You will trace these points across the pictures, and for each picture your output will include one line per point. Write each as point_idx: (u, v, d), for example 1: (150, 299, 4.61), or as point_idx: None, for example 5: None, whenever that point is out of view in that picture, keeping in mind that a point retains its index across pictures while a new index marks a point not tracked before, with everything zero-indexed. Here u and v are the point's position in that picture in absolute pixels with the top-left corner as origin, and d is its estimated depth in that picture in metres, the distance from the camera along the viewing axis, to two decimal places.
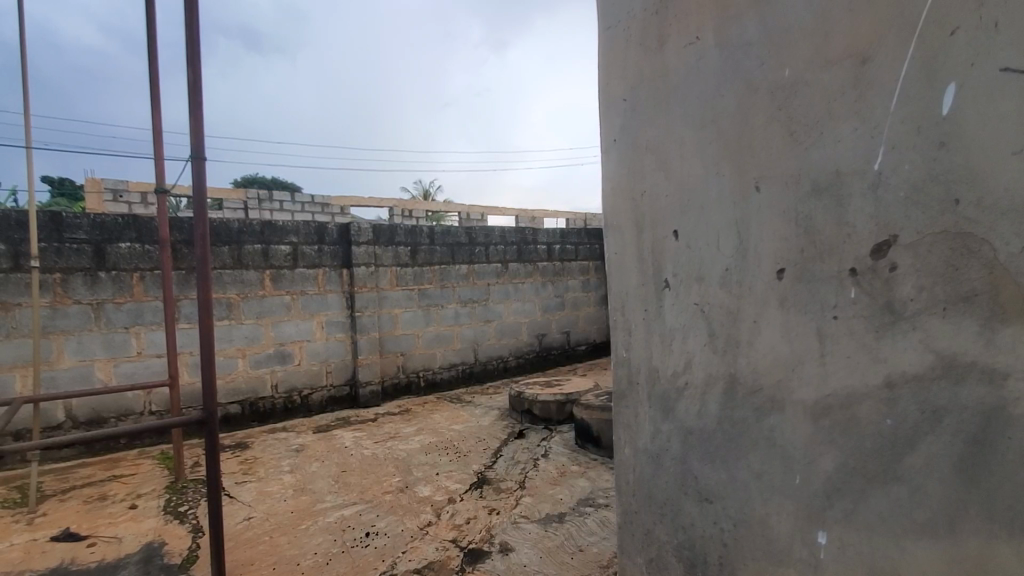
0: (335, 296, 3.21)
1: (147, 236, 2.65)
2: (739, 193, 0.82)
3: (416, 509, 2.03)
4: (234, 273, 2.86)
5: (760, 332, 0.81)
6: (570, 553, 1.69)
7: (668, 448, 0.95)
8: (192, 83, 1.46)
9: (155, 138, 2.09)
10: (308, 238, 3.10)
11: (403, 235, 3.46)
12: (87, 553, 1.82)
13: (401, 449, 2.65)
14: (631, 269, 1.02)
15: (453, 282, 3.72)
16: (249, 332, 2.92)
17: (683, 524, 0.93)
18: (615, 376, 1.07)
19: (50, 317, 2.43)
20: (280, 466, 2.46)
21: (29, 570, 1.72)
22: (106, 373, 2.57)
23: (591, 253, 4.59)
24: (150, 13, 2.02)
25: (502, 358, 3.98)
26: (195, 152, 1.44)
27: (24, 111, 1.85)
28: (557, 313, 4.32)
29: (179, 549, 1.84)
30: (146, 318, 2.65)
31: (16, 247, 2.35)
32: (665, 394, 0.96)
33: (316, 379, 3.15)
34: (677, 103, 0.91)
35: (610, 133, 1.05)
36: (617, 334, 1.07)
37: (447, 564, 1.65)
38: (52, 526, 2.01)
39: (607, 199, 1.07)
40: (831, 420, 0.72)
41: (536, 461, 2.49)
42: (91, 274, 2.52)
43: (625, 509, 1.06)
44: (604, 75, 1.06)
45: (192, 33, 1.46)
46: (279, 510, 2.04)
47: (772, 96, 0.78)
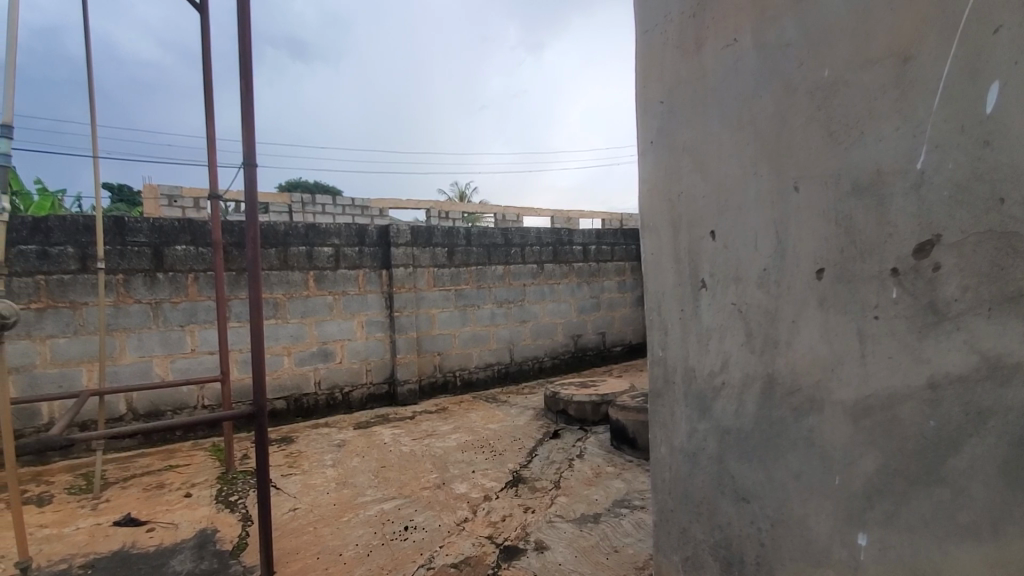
0: (375, 296, 3.31)
1: (201, 239, 2.80)
2: (777, 192, 0.82)
3: (453, 505, 2.08)
4: (280, 274, 2.99)
5: (799, 332, 0.80)
6: (605, 553, 1.69)
7: (704, 448, 0.96)
8: (244, 94, 1.54)
9: (209, 146, 2.22)
10: (349, 240, 3.20)
11: (440, 236, 3.53)
12: (146, 538, 1.95)
13: (438, 447, 2.71)
14: (667, 268, 1.02)
15: (489, 283, 3.77)
16: (294, 330, 3.04)
17: (720, 523, 0.93)
18: (651, 375, 1.08)
19: (114, 315, 2.60)
20: (323, 460, 2.55)
21: (95, 551, 1.85)
22: (163, 369, 2.73)
23: (627, 253, 4.56)
24: (204, 29, 2.14)
25: (537, 359, 4.00)
26: (247, 159, 1.52)
27: (93, 123, 1.99)
28: (592, 313, 4.31)
29: (230, 536, 1.94)
30: (199, 316, 2.80)
31: (83, 250, 2.53)
32: (701, 393, 0.96)
33: (356, 377, 3.26)
34: (715, 105, 0.92)
35: (647, 135, 1.06)
36: (653, 334, 1.07)
37: (483, 559, 1.69)
38: (114, 512, 2.16)
39: (643, 200, 1.08)
40: (872, 421, 0.71)
41: (571, 461, 2.50)
42: (150, 275, 2.68)
43: (661, 507, 1.06)
44: (642, 77, 1.07)
45: (244, 49, 1.55)
46: (322, 502, 2.13)
47: (812, 97, 0.78)
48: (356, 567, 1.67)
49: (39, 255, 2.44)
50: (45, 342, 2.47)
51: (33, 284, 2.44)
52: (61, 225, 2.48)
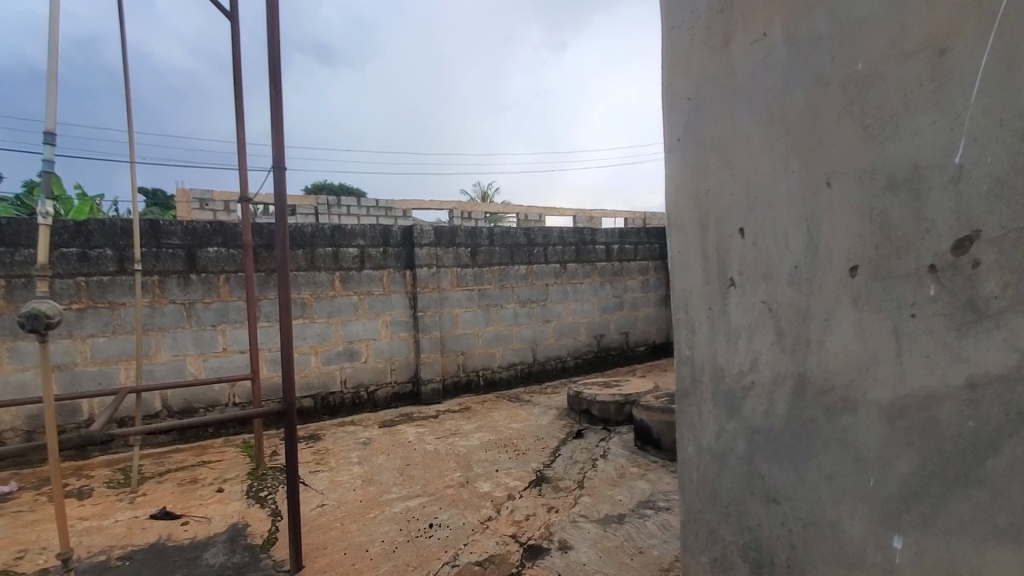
0: (399, 296, 3.35)
1: (232, 241, 2.88)
2: (809, 188, 0.81)
3: (477, 504, 2.09)
4: (308, 275, 3.05)
5: (832, 331, 0.79)
6: (630, 553, 1.69)
7: (734, 448, 0.95)
8: (273, 100, 1.58)
9: (240, 150, 2.28)
10: (374, 241, 3.25)
11: (463, 236, 3.56)
12: (181, 531, 2.01)
13: (462, 446, 2.73)
14: (695, 266, 1.01)
15: (513, 282, 3.78)
16: (321, 330, 3.10)
17: (749, 524, 0.92)
18: (678, 374, 1.07)
19: (150, 315, 2.70)
20: (349, 457, 2.60)
21: (132, 543, 1.92)
22: (196, 367, 2.81)
23: (651, 253, 4.51)
24: (234, 37, 2.21)
25: (560, 359, 4.00)
26: (276, 163, 1.56)
27: (130, 129, 2.06)
28: (616, 313, 4.29)
29: (260, 531, 1.99)
30: (230, 316, 2.88)
31: (121, 252, 2.62)
32: (730, 393, 0.95)
33: (381, 376, 3.30)
34: (744, 101, 0.91)
35: (673, 133, 1.06)
36: (680, 332, 1.06)
37: (507, 558, 1.70)
38: (150, 506, 2.23)
39: (669, 198, 1.07)
40: (909, 422, 0.70)
41: (594, 461, 2.49)
42: (184, 276, 2.76)
43: (689, 508, 1.06)
44: (668, 74, 1.06)
45: (274, 55, 1.59)
46: (349, 499, 2.17)
47: (845, 90, 0.76)
48: (382, 563, 1.70)
49: (80, 258, 2.54)
50: (85, 341, 2.56)
51: (74, 285, 2.54)
52: (100, 229, 2.58)
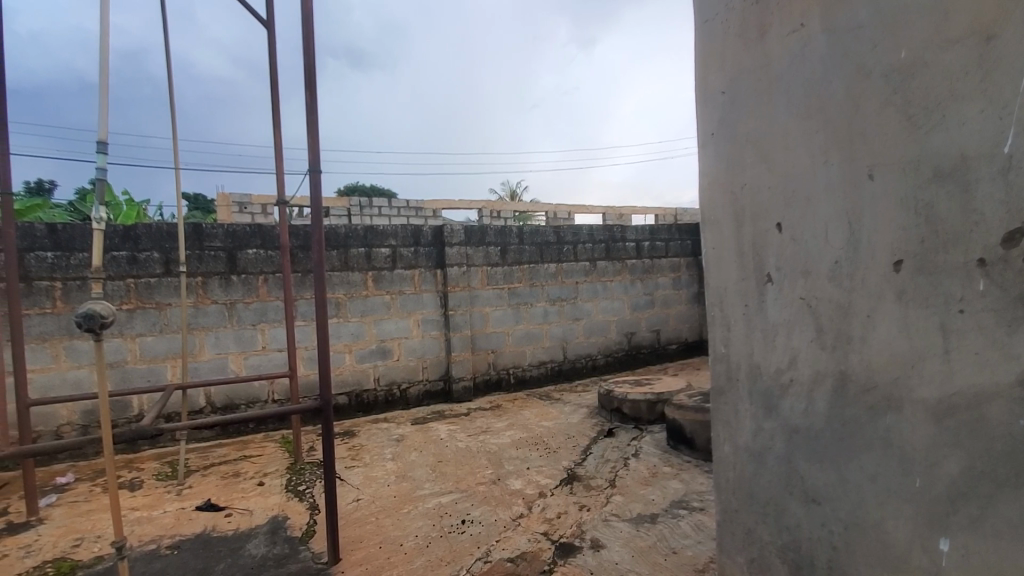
0: (430, 295, 3.39)
1: (270, 243, 2.97)
2: (850, 182, 0.79)
3: (508, 501, 2.11)
4: (342, 275, 3.13)
5: (874, 328, 0.77)
6: (663, 554, 1.67)
7: (771, 447, 0.93)
8: (308, 105, 1.63)
9: (277, 154, 2.35)
10: (405, 241, 3.30)
11: (493, 236, 3.58)
12: (225, 522, 2.10)
13: (493, 443, 2.75)
14: (731, 263, 1.00)
15: (542, 281, 3.78)
16: (355, 329, 3.17)
17: (788, 524, 0.91)
18: (714, 372, 1.06)
19: (195, 315, 2.81)
20: (383, 454, 2.65)
21: (180, 534, 2.01)
22: (238, 365, 2.92)
23: (682, 249, 4.44)
24: (270, 45, 2.28)
25: (590, 357, 3.98)
26: (312, 166, 1.61)
27: (174, 137, 2.15)
28: (646, 311, 4.24)
29: (299, 524, 2.05)
30: (269, 316, 2.98)
31: (167, 255, 2.74)
32: (767, 391, 0.94)
33: (413, 374, 3.36)
34: (781, 94, 0.89)
35: (707, 127, 1.04)
36: (716, 330, 1.05)
37: (539, 555, 1.71)
38: (196, 498, 2.33)
39: (704, 193, 1.06)
40: (957, 421, 0.68)
41: (626, 460, 2.48)
42: (226, 277, 2.87)
43: (724, 507, 1.04)
44: (703, 68, 1.05)
45: (309, 62, 1.64)
46: (383, 494, 2.21)
47: (887, 80, 0.74)
48: (416, 557, 1.73)
49: (130, 261, 2.67)
50: (135, 340, 2.69)
51: (125, 287, 2.67)
52: (148, 233, 2.71)
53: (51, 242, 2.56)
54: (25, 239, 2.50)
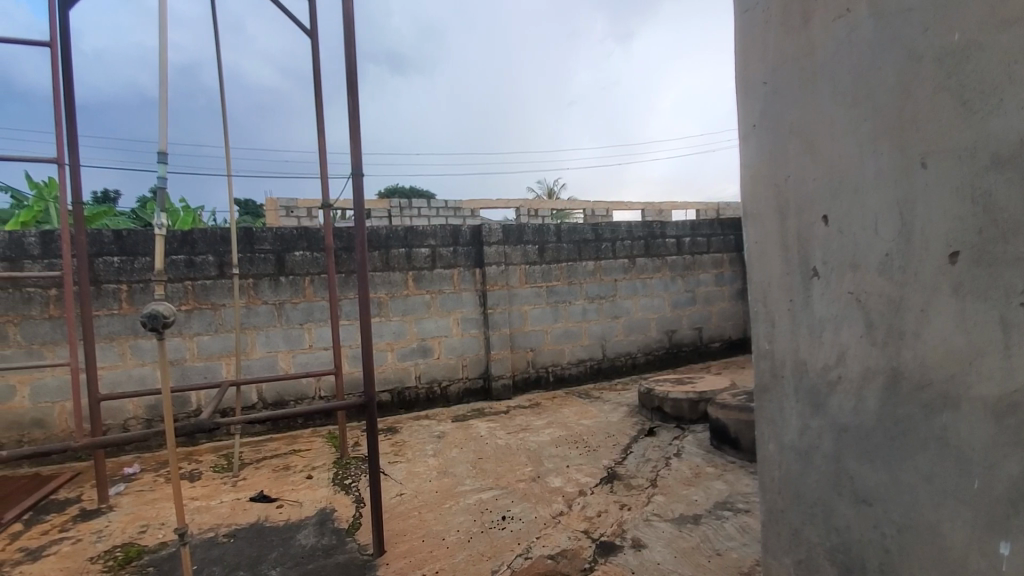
0: (469, 294, 3.44)
1: (316, 245, 3.09)
2: (901, 170, 0.77)
3: (548, 499, 2.12)
4: (383, 275, 3.21)
5: (929, 322, 0.75)
6: (706, 555, 1.65)
7: (818, 446, 0.91)
8: (351, 111, 1.69)
9: (322, 159, 2.44)
10: (445, 241, 3.36)
11: (530, 234, 3.59)
12: (277, 513, 2.19)
13: (532, 441, 2.77)
14: (774, 257, 0.97)
15: (580, 279, 3.77)
16: (397, 328, 3.25)
17: (837, 525, 0.89)
18: (757, 369, 1.03)
19: (247, 315, 2.95)
20: (424, 450, 2.71)
21: (236, 523, 2.12)
22: (287, 362, 3.04)
23: (725, 244, 4.33)
24: (315, 54, 2.36)
25: (630, 355, 3.94)
26: (355, 170, 1.67)
27: (226, 145, 2.26)
28: (688, 308, 4.15)
29: (346, 516, 2.13)
30: (315, 315, 3.09)
31: (221, 258, 2.89)
32: (814, 388, 0.91)
33: (453, 372, 3.41)
34: (826, 82, 0.87)
35: (748, 119, 1.02)
36: (758, 326, 1.02)
37: (579, 553, 1.71)
38: (250, 489, 2.45)
39: (745, 187, 1.03)
40: (1019, 420, 0.65)
41: (667, 460, 2.44)
42: (275, 278, 3.00)
43: (770, 508, 1.02)
44: (742, 58, 1.03)
45: (351, 69, 1.69)
46: (425, 489, 2.26)
47: (940, 64, 0.72)
48: (458, 552, 1.77)
49: (187, 264, 2.83)
50: (193, 339, 2.85)
51: (183, 289, 2.83)
52: (204, 238, 2.86)
53: (118, 248, 2.74)
54: (94, 245, 2.69)
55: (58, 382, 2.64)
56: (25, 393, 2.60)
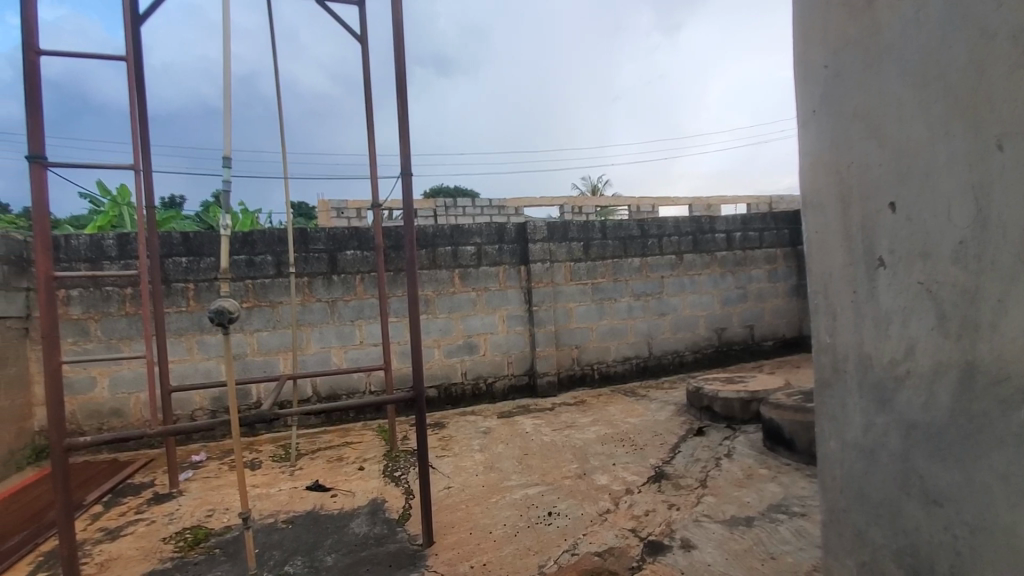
0: (514, 291, 3.47)
1: (366, 244, 3.19)
2: (975, 154, 0.73)
3: (594, 496, 2.12)
4: (430, 273, 3.29)
5: (1007, 313, 0.71)
6: (760, 558, 1.60)
7: (885, 443, 0.88)
8: (400, 113, 1.74)
9: (372, 161, 2.51)
10: (490, 239, 3.40)
11: (575, 231, 3.58)
12: (332, 502, 2.29)
13: (578, 438, 2.77)
14: (836, 247, 0.94)
15: (626, 276, 3.73)
16: (443, 325, 3.32)
17: (905, 527, 0.86)
18: (817, 363, 1.00)
19: (302, 312, 3.09)
20: (471, 445, 2.75)
21: (294, 510, 2.23)
22: (339, 358, 3.16)
23: (779, 239, 4.17)
24: (365, 59, 2.44)
25: (678, 353, 3.87)
26: (404, 170, 1.72)
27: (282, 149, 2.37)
28: (739, 305, 4.03)
29: (396, 507, 2.20)
30: (365, 313, 3.19)
31: (278, 258, 3.03)
32: (879, 383, 0.88)
33: (499, 368, 3.45)
34: (893, 63, 0.83)
35: (808, 105, 0.99)
36: (819, 319, 0.99)
37: (627, 551, 1.70)
38: (306, 478, 2.57)
39: (804, 174, 1.00)
40: None
41: (717, 460, 2.39)
42: (328, 277, 3.12)
43: (830, 507, 0.99)
44: (801, 42, 0.99)
45: (400, 72, 1.74)
46: (472, 483, 2.31)
47: (1017, 41, 0.68)
48: (505, 545, 1.79)
49: (248, 264, 2.99)
50: (253, 335, 3.00)
51: (244, 287, 2.99)
52: (262, 238, 3.01)
53: (185, 249, 2.92)
54: (165, 247, 2.88)
55: (133, 374, 2.85)
56: (104, 384, 2.82)
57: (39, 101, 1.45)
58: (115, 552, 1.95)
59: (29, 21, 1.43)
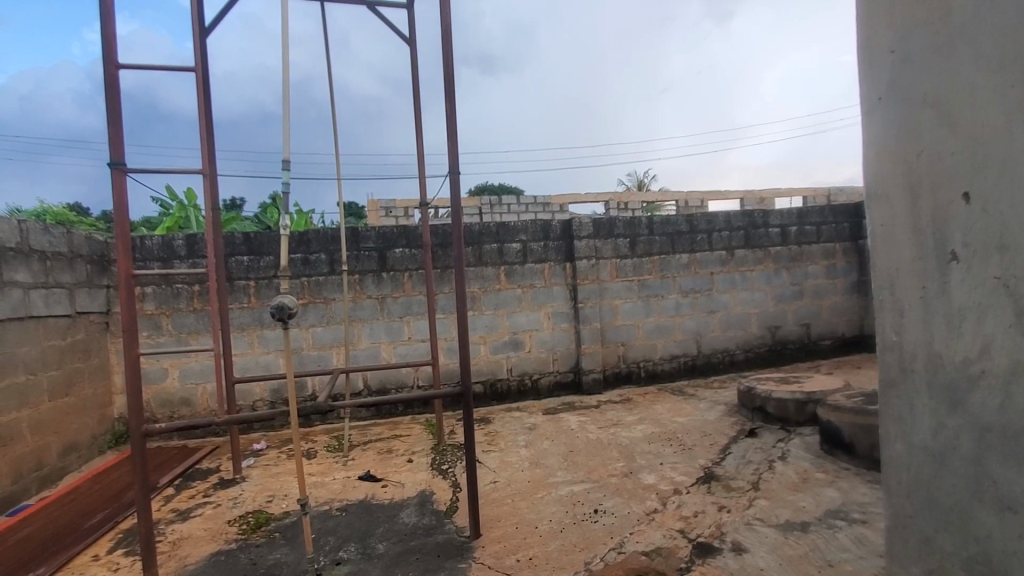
0: (560, 288, 3.47)
1: (414, 242, 3.27)
2: None
3: (641, 495, 2.10)
4: (477, 270, 3.33)
5: None
6: (817, 565, 1.55)
7: (956, 447, 0.84)
8: (448, 113, 1.78)
9: (420, 161, 2.58)
10: (536, 236, 3.41)
11: (621, 228, 3.54)
12: (383, 492, 2.37)
13: (624, 436, 2.75)
14: (903, 240, 0.90)
15: (674, 272, 3.66)
16: (489, 321, 3.37)
17: (976, 534, 0.82)
18: (882, 362, 0.96)
19: (354, 308, 3.20)
20: (517, 441, 2.78)
21: (347, 498, 2.33)
22: (389, 353, 3.26)
23: (838, 233, 3.98)
24: (413, 60, 2.50)
25: (728, 352, 3.76)
26: (452, 170, 1.75)
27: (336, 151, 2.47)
28: (794, 303, 3.88)
29: (444, 499, 2.26)
30: (413, 309, 3.27)
31: (331, 256, 3.15)
32: (951, 384, 0.84)
33: (544, 365, 3.46)
34: (968, 47, 0.79)
35: (872, 92, 0.94)
36: (884, 316, 0.95)
37: (675, 552, 1.68)
38: (358, 469, 2.67)
39: (868, 165, 0.96)
40: None
41: (771, 463, 2.31)
42: (378, 274, 3.22)
43: (894, 512, 0.95)
44: (865, 26, 0.95)
45: (448, 74, 1.78)
46: (518, 478, 2.33)
47: None
48: (551, 541, 1.81)
49: (304, 262, 3.13)
50: (308, 330, 3.14)
51: (301, 285, 3.13)
52: (317, 237, 3.14)
53: (247, 248, 3.08)
54: (228, 246, 3.05)
55: (200, 366, 3.04)
56: (175, 375, 3.02)
57: (119, 111, 1.57)
58: (186, 532, 2.10)
59: (109, 38, 1.56)
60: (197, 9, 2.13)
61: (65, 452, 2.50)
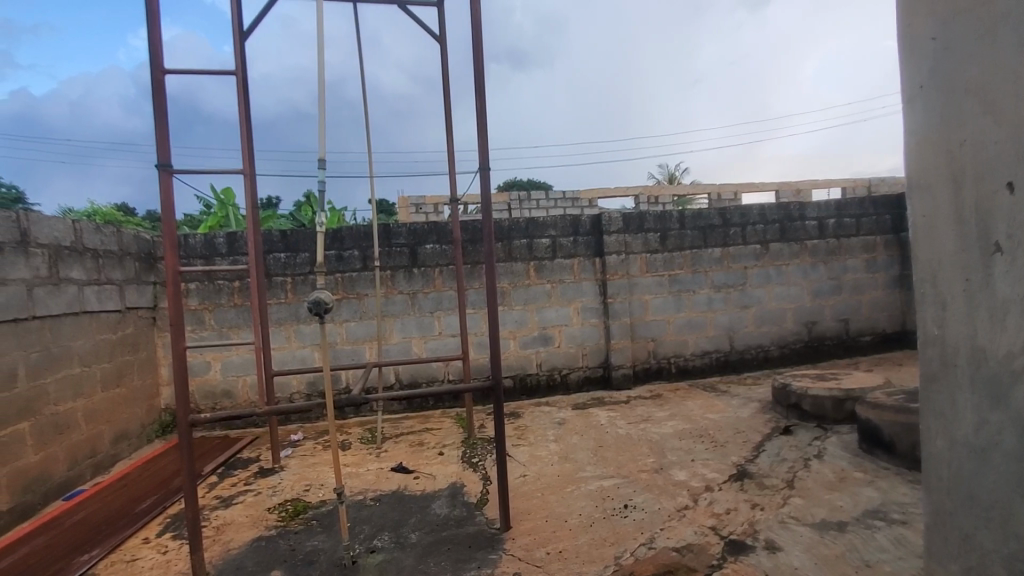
0: (589, 283, 3.46)
1: (444, 238, 3.31)
2: None
3: (672, 491, 2.09)
4: (506, 265, 3.36)
5: None
6: (854, 566, 1.52)
7: (999, 443, 0.82)
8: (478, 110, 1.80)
9: (450, 157, 2.61)
10: (565, 231, 3.42)
11: (651, 222, 3.51)
12: (415, 483, 2.43)
13: (654, 432, 2.73)
14: (945, 232, 0.88)
15: (705, 267, 3.60)
16: (518, 317, 3.39)
17: (1019, 532, 0.80)
18: (923, 357, 0.94)
19: (386, 303, 3.27)
20: (546, 435, 2.80)
21: (381, 489, 2.39)
22: (420, 348, 3.32)
23: (879, 226, 3.84)
24: (443, 58, 2.54)
25: (762, 348, 3.69)
26: (482, 167, 1.78)
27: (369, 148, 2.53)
28: (832, 298, 3.77)
29: (475, 491, 2.30)
30: (444, 304, 3.32)
31: (364, 252, 3.23)
32: (994, 378, 0.82)
33: (573, 360, 3.46)
34: (1012, 32, 0.77)
35: (913, 80, 0.92)
36: (925, 309, 0.93)
37: (706, 549, 1.68)
38: (391, 460, 2.74)
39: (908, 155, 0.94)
40: None
41: (806, 461, 2.27)
42: (409, 270, 3.28)
43: (934, 509, 0.93)
44: (905, 12, 0.92)
45: (478, 71, 1.80)
46: (547, 473, 2.36)
47: None
48: (580, 534, 1.83)
49: (338, 258, 3.21)
50: (342, 325, 3.23)
51: (335, 281, 3.22)
52: (350, 234, 3.22)
53: (284, 246, 3.18)
54: (266, 244, 3.16)
55: (241, 360, 3.16)
56: (217, 368, 3.15)
57: (166, 115, 1.65)
58: (229, 518, 2.20)
59: (155, 44, 1.64)
60: (237, 14, 2.21)
61: (116, 441, 2.65)
